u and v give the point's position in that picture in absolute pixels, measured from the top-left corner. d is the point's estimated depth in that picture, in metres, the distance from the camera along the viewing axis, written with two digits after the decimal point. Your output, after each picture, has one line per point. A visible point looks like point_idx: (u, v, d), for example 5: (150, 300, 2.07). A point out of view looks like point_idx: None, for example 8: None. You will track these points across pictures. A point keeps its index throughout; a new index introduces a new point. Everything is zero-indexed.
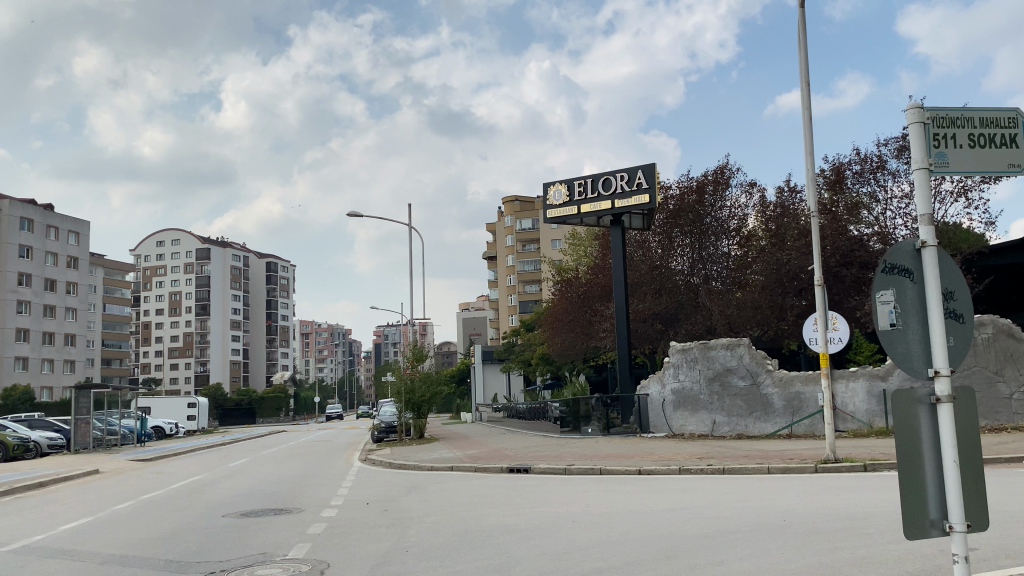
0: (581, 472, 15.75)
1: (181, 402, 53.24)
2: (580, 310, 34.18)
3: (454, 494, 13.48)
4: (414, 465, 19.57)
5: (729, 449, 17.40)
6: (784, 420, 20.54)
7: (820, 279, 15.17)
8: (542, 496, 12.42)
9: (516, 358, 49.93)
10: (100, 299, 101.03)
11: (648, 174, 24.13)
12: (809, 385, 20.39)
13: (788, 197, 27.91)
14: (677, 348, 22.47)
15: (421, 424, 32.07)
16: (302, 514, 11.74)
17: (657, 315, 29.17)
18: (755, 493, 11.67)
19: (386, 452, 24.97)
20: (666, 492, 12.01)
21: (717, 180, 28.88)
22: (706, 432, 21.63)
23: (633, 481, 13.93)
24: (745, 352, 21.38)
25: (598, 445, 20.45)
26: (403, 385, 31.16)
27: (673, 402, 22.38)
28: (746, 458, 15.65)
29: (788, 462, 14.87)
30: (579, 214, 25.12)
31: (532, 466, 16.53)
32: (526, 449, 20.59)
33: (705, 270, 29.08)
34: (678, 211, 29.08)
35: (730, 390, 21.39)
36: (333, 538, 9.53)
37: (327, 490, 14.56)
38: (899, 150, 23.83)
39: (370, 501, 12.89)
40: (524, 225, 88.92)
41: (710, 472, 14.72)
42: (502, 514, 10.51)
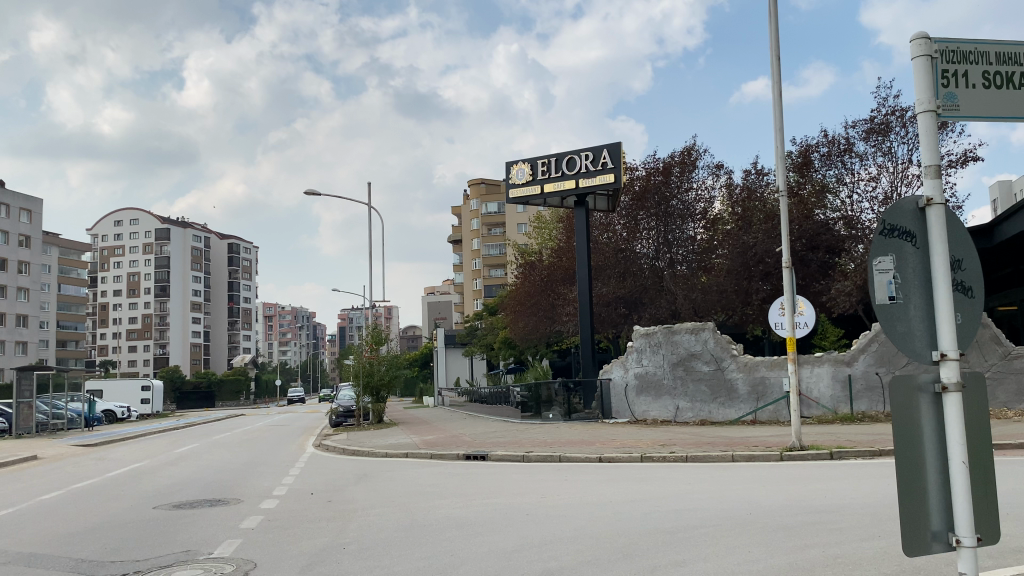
0: (540, 460, 15.16)
1: (135, 385, 51.86)
2: (544, 293, 33.65)
3: (406, 483, 12.81)
4: (368, 452, 18.81)
5: (693, 436, 16.95)
6: (749, 406, 20.18)
7: (788, 261, 14.64)
8: (498, 485, 11.81)
9: (478, 342, 49.28)
10: (54, 279, 98.41)
11: (614, 154, 23.51)
12: (774, 370, 20.06)
13: (755, 179, 27.61)
14: (641, 333, 21.99)
15: (380, 409, 31.32)
16: (240, 505, 10.98)
17: (621, 299, 28.84)
18: (719, 483, 11.17)
19: (342, 437, 24.19)
20: (628, 482, 11.44)
21: (683, 161, 28.20)
22: (669, 418, 21.21)
23: (593, 469, 13.37)
24: (709, 337, 20.92)
25: (559, 431, 19.89)
26: (361, 368, 30.36)
27: (636, 386, 21.89)
28: (710, 446, 15.16)
29: (753, 449, 14.41)
30: (542, 193, 24.41)
31: (489, 453, 15.89)
32: (485, 435, 19.99)
33: (669, 253, 28.55)
34: (643, 193, 28.40)
35: (694, 375, 20.95)
36: (267, 533, 8.82)
37: (272, 479, 13.78)
38: (866, 132, 23.42)
39: (315, 490, 12.17)
40: (489, 209, 88.18)
41: (673, 460, 14.22)
42: (454, 506, 9.88)
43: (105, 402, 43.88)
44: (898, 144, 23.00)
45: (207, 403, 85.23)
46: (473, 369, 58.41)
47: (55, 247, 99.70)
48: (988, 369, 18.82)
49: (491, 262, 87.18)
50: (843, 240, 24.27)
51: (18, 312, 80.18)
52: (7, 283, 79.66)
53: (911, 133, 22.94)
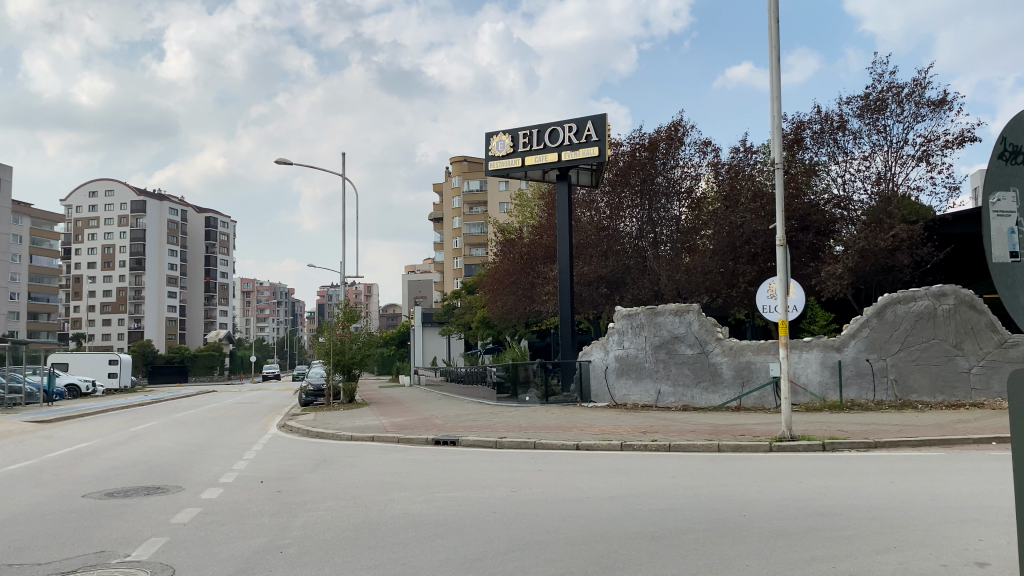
0: (513, 446, 14.20)
1: (102, 358, 50.33)
2: (524, 272, 32.66)
3: (367, 471, 11.79)
4: (333, 436, 17.65)
5: (676, 422, 16.05)
6: (734, 391, 19.28)
7: (783, 239, 13.68)
8: (465, 475, 10.84)
9: (455, 321, 48.28)
10: (25, 250, 96.10)
11: (599, 126, 22.42)
12: (760, 355, 19.17)
13: (743, 157, 26.55)
14: (623, 313, 21.15)
15: (352, 388, 30.26)
16: (179, 495, 9.94)
17: (603, 278, 27.87)
18: (705, 478, 10.26)
19: (309, 417, 23.12)
20: (607, 475, 10.52)
21: (669, 137, 27.24)
22: (650, 402, 20.36)
23: (569, 458, 12.42)
24: (694, 319, 20.00)
25: (535, 414, 18.91)
26: (332, 346, 29.29)
27: (616, 369, 21.11)
28: (693, 434, 14.25)
29: (740, 438, 13.53)
30: (523, 166, 23.30)
31: (460, 438, 14.90)
32: (456, 418, 18.93)
33: (654, 232, 27.59)
34: (627, 169, 27.38)
35: (677, 358, 20.07)
36: (197, 531, 7.78)
37: (222, 464, 12.73)
38: (861, 109, 22.56)
39: (264, 478, 11.12)
40: (471, 186, 86.83)
41: (654, 449, 13.32)
42: (413, 501, 8.89)
43: (69, 375, 42.47)
44: (893, 122, 22.16)
45: (180, 378, 83.74)
46: (450, 348, 57.36)
47: (28, 217, 97.35)
48: (984, 358, 18.01)
49: (472, 241, 85.96)
50: (834, 221, 23.28)
51: None
52: None
53: (907, 111, 22.16)
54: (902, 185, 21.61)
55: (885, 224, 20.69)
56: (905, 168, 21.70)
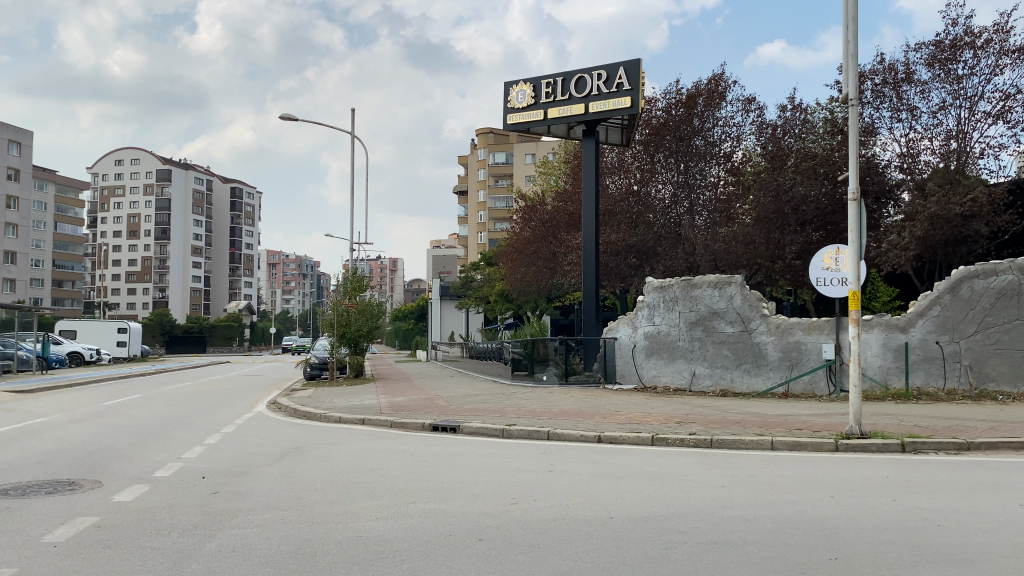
0: (523, 437, 11.95)
1: (111, 326, 48.60)
2: (545, 241, 30.21)
3: (339, 465, 9.57)
4: (321, 416, 15.39)
5: (716, 411, 13.71)
6: (780, 375, 16.91)
7: (857, 191, 11.17)
8: (458, 477, 8.57)
9: (473, 295, 46.06)
10: (49, 218, 95.16)
11: (631, 73, 19.83)
12: (811, 334, 16.74)
13: (792, 115, 23.81)
14: (655, 285, 18.71)
15: (358, 362, 28.16)
16: (85, 496, 7.75)
17: (631, 248, 25.33)
18: (765, 490, 7.91)
19: (305, 392, 20.98)
20: (637, 482, 8.24)
21: (708, 93, 24.57)
22: (683, 386, 18.01)
23: (588, 455, 10.15)
24: (736, 293, 17.55)
25: (553, 396, 16.62)
26: (337, 317, 27.08)
27: (645, 348, 18.73)
28: (740, 426, 11.91)
29: (795, 434, 11.19)
30: (546, 119, 20.82)
31: (461, 425, 12.67)
32: (462, 400, 16.66)
33: (690, 199, 25.01)
34: (662, 128, 24.79)
35: (715, 337, 17.67)
36: (63, 558, 5.56)
37: (171, 451, 10.57)
38: (930, 59, 19.91)
39: (207, 474, 8.92)
40: (496, 159, 84.27)
41: (694, 444, 11.01)
42: (376, 517, 6.65)
43: (72, 343, 40.73)
44: (967, 73, 19.44)
45: (198, 347, 82.28)
46: (469, 324, 55.20)
47: (52, 183, 96.30)
48: None
49: (496, 215, 83.59)
50: (894, 186, 20.59)
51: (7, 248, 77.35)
52: None
53: (985, 62, 19.41)
54: (976, 145, 18.95)
55: (958, 188, 18.01)
56: (981, 126, 18.97)
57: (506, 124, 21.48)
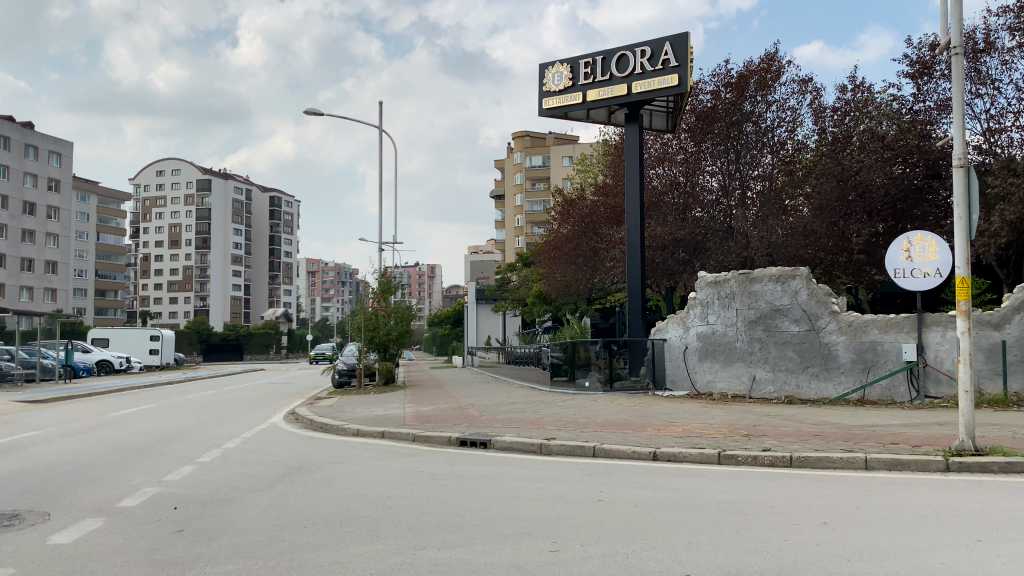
0: (564, 454, 10.23)
1: (143, 334, 47.79)
2: (584, 237, 28.41)
3: (342, 491, 7.95)
4: (337, 429, 13.78)
5: (788, 421, 11.83)
6: (854, 380, 14.98)
7: (962, 157, 9.23)
8: (483, 509, 6.90)
9: (510, 298, 44.41)
10: (90, 228, 95.65)
11: (679, 48, 18.03)
12: (889, 333, 14.82)
13: (855, 95, 21.81)
14: (708, 281, 16.83)
15: (388, 368, 26.48)
16: (15, 536, 6.19)
17: (679, 242, 23.43)
18: (880, 530, 6.09)
19: (328, 402, 19.40)
20: (711, 517, 6.48)
21: (760, 74, 22.52)
22: (743, 392, 16.13)
23: (642, 478, 8.39)
24: (802, 287, 15.63)
25: (597, 405, 14.85)
26: (365, 320, 25.51)
27: (698, 351, 16.88)
28: (821, 441, 10.05)
29: (891, 449, 9.32)
30: (584, 102, 19.10)
31: (492, 439, 10.99)
32: (494, 409, 14.99)
33: (742, 189, 23.06)
34: (709, 114, 22.89)
35: (778, 337, 15.80)
36: None
37: (152, 474, 9.01)
38: (1015, 24, 17.85)
39: (181, 504, 7.37)
40: (533, 161, 82.54)
41: (768, 462, 9.22)
42: (369, 573, 4.97)
43: (101, 351, 39.81)
44: None
45: (236, 355, 81.64)
46: (505, 327, 53.54)
47: (93, 194, 96.78)
48: None
49: (533, 218, 81.97)
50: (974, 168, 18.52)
51: (47, 258, 77.39)
52: (37, 228, 76.29)
53: None
54: None
55: None
56: None
57: (540, 109, 19.81)
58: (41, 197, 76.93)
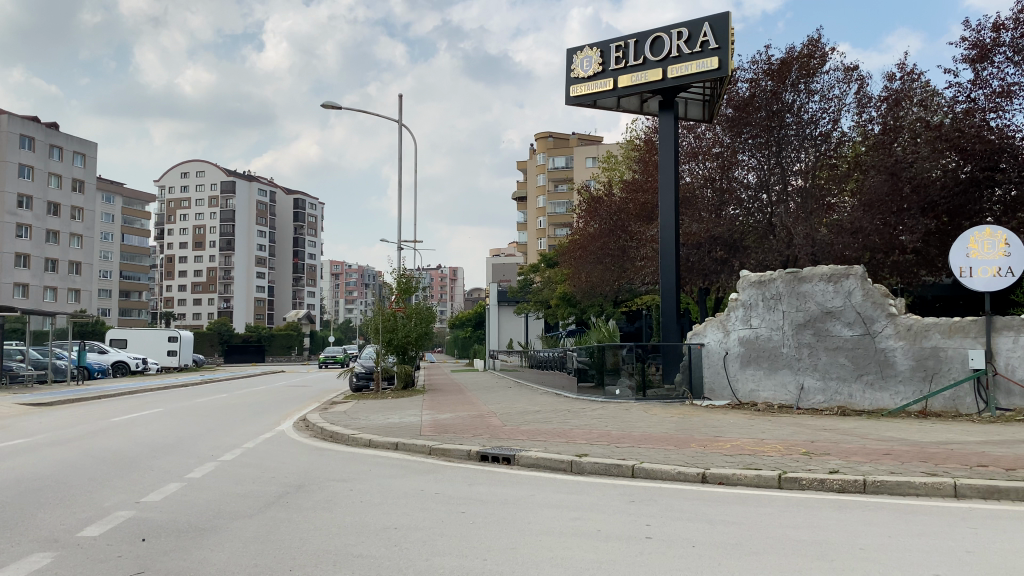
0: (599, 473, 9.02)
1: (161, 335, 47.08)
2: (612, 235, 27.22)
3: (342, 519, 6.77)
4: (347, 439, 12.63)
5: (849, 437, 10.54)
6: (914, 390, 13.64)
7: None
8: (510, 547, 5.70)
9: (533, 300, 43.26)
10: (115, 229, 95.58)
11: (718, 29, 16.77)
12: (953, 339, 13.44)
13: (905, 83, 20.42)
14: (752, 281, 15.57)
15: (406, 372, 25.31)
16: None
17: (715, 239, 22.37)
18: None
19: (341, 407, 18.27)
20: (792, 564, 5.23)
21: (802, 62, 21.25)
22: (789, 402, 14.85)
23: (694, 507, 7.16)
24: (855, 287, 14.30)
25: (630, 415, 13.62)
26: (382, 322, 24.36)
27: (739, 356, 15.62)
28: (894, 461, 8.76)
29: (980, 473, 8.02)
30: (616, 89, 17.92)
31: (517, 454, 9.80)
32: (519, 418, 13.80)
33: (781, 184, 21.81)
34: (747, 104, 21.69)
35: (829, 342, 14.50)
36: None
37: (131, 493, 7.90)
38: None
39: (151, 535, 6.23)
40: (556, 163, 81.38)
41: (838, 487, 7.94)
42: None
43: (117, 352, 39.14)
44: None
45: (258, 357, 80.98)
46: (528, 330, 52.40)
47: (118, 195, 96.70)
48: None
49: (556, 220, 80.85)
50: None
51: (71, 259, 77.10)
52: (61, 228, 75.82)
53: None
54: None
55: None
56: None
57: (568, 97, 18.64)
58: (65, 197, 76.69)
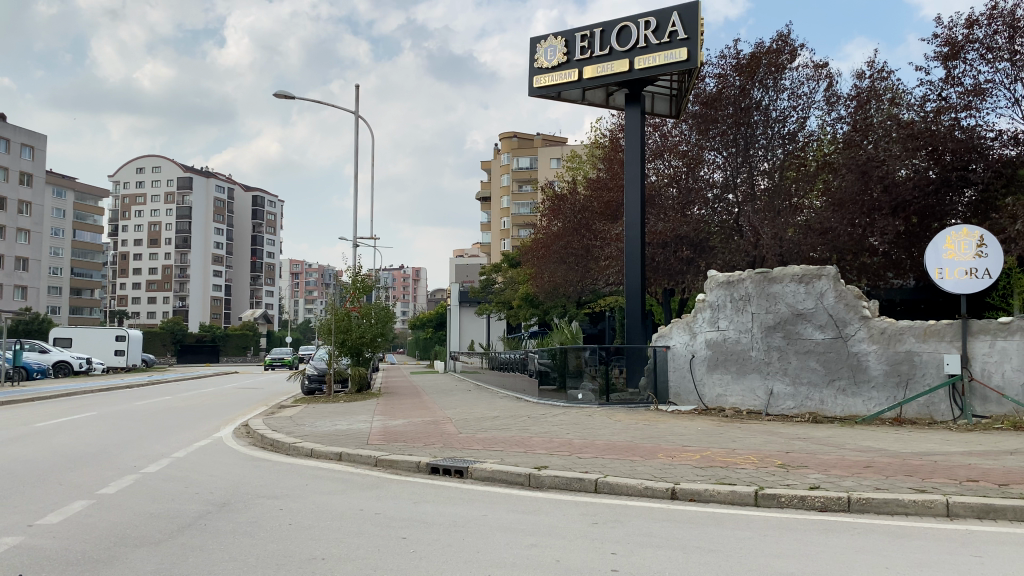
0: (560, 488, 8.22)
1: (109, 334, 45.33)
2: (576, 234, 26.56)
3: (264, 547, 5.87)
4: (288, 447, 11.68)
5: (825, 447, 9.88)
6: (887, 396, 13.10)
7: None
8: None
9: (495, 300, 42.49)
10: (68, 226, 92.69)
11: (687, 19, 16.11)
12: (928, 343, 12.91)
13: (873, 82, 20.03)
14: (720, 281, 14.94)
15: (360, 375, 24.34)
16: None
17: (681, 238, 21.85)
18: None
19: (289, 412, 17.26)
20: None
21: (771, 58, 20.75)
22: (757, 408, 14.25)
23: (665, 531, 6.39)
24: (827, 289, 13.70)
25: (592, 421, 12.87)
26: (336, 323, 23.29)
27: (706, 359, 14.97)
28: (877, 475, 8.10)
29: (972, 490, 7.38)
30: (581, 80, 17.19)
31: (470, 467, 8.96)
32: (475, 425, 12.96)
33: (748, 183, 21.31)
34: (714, 101, 21.16)
35: (799, 345, 13.91)
36: None
37: (26, 515, 6.90)
38: None
39: (32, 570, 5.26)
40: (520, 163, 80.69)
41: (822, 505, 7.23)
42: None
43: (59, 351, 37.42)
44: None
45: (213, 357, 78.98)
46: (490, 331, 51.60)
47: (70, 190, 93.76)
48: None
49: (519, 221, 80.18)
50: None
51: (18, 255, 74.34)
52: (7, 223, 73.19)
53: None
54: None
55: None
56: None
57: (531, 88, 17.88)
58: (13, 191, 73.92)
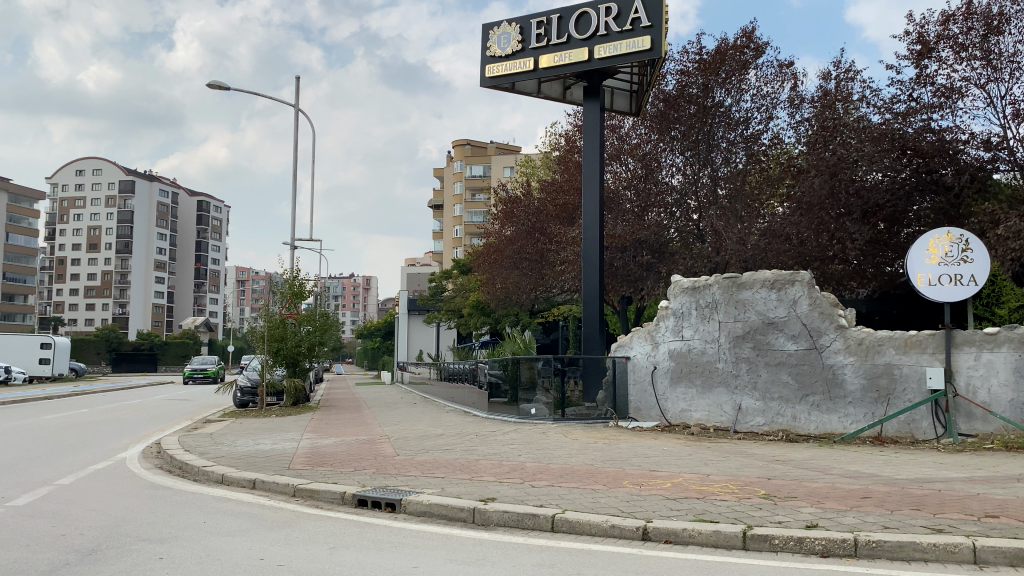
0: (509, 525, 6.89)
1: (33, 341, 42.62)
2: (530, 238, 25.36)
3: None
4: (196, 472, 10.11)
5: (809, 473, 8.72)
6: (865, 413, 12.07)
7: None
8: None
9: (444, 308, 41.09)
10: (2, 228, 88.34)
11: (650, 6, 15.03)
12: (908, 355, 11.92)
13: (840, 82, 19.25)
14: (684, 287, 13.77)
15: (296, 387, 22.65)
16: None
17: (641, 243, 20.79)
18: None
19: (212, 428, 15.59)
20: None
21: (736, 55, 19.86)
22: (724, 424, 13.12)
23: None
24: (801, 296, 12.64)
25: (546, 440, 11.58)
26: (271, 331, 21.65)
27: (669, 371, 13.81)
28: (879, 508, 6.94)
29: (994, 528, 6.24)
30: (536, 70, 15.97)
31: (403, 499, 7.57)
32: (416, 444, 11.56)
33: (711, 185, 20.35)
34: (676, 99, 20.17)
35: (770, 357, 12.82)
36: None
37: None
38: None
39: None
40: (473, 171, 79.50)
41: (823, 548, 6.01)
42: None
43: None
44: None
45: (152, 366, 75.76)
46: (439, 341, 50.21)
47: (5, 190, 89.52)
48: None
49: (470, 229, 78.84)
50: None
51: None
52: None
53: None
54: None
55: None
56: None
57: (483, 78, 16.56)
58: None
